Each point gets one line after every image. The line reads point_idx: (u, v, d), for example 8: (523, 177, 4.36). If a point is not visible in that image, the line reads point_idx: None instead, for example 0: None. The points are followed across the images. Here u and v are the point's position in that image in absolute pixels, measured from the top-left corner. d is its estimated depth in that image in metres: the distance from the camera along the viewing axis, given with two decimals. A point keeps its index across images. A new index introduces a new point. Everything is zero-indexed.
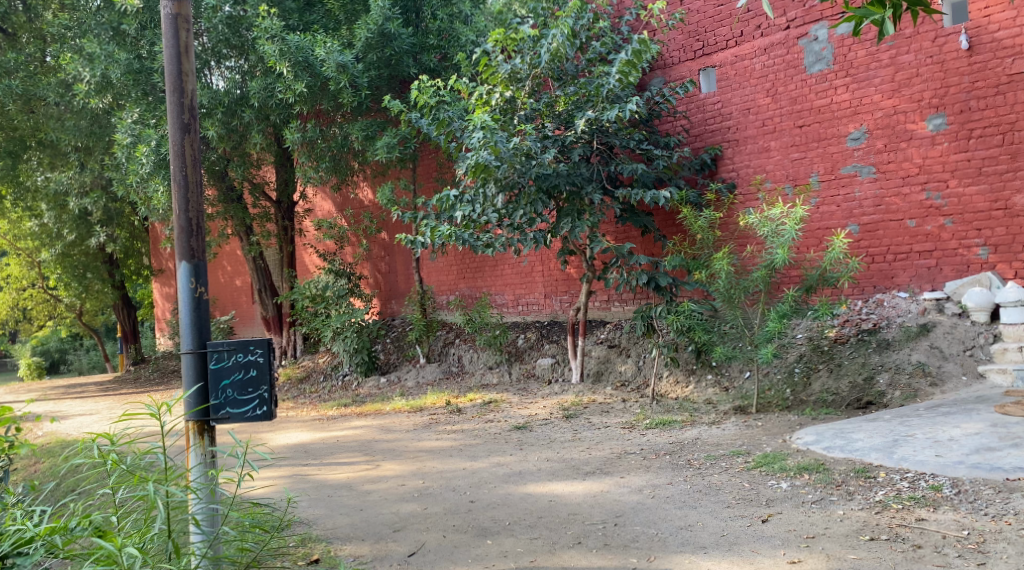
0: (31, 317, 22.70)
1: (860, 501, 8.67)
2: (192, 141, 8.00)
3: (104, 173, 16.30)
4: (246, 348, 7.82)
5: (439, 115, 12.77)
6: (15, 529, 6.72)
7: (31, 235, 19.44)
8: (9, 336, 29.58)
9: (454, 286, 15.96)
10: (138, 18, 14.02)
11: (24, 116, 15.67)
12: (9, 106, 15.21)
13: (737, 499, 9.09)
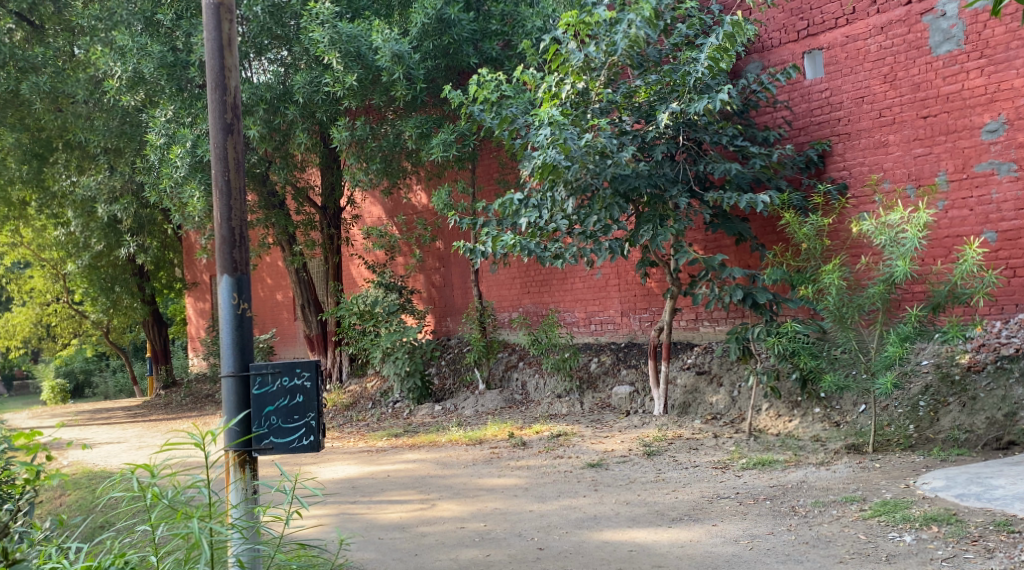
0: (55, 335, 21.80)
1: (1002, 560, 7.02)
2: (235, 143, 6.90)
3: (134, 174, 15.46)
4: (292, 371, 6.65)
5: (502, 111, 11.47)
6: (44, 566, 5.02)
7: (57, 245, 18.50)
8: (35, 356, 28.90)
9: (516, 303, 14.52)
10: (174, 7, 13.07)
11: (52, 116, 14.95)
12: (36, 104, 14.60)
13: (851, 554, 7.43)
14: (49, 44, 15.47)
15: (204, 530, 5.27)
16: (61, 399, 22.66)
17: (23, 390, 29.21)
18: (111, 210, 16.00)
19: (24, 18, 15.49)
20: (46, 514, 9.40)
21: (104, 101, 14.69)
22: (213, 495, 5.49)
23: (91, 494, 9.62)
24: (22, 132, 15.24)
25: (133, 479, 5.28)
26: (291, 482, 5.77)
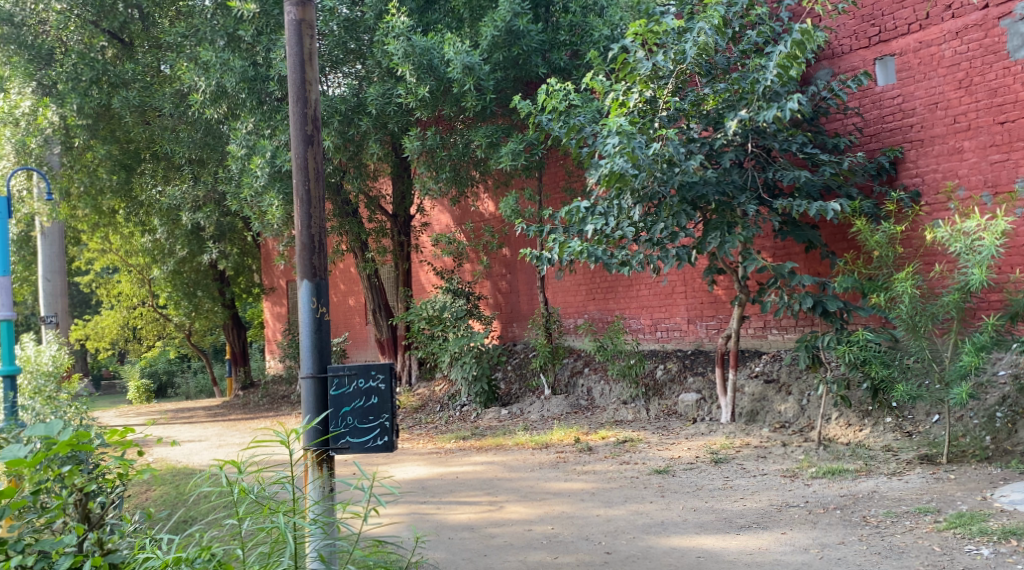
0: (142, 336, 22.26)
1: None
2: (315, 154, 7.19)
3: (217, 185, 16.04)
4: (368, 373, 6.98)
5: (570, 120, 11.59)
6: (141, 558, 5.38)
7: (144, 251, 18.96)
8: (120, 357, 29.83)
9: (582, 309, 14.61)
10: (255, 23, 13.26)
11: (141, 129, 15.90)
12: (127, 118, 15.43)
13: (925, 566, 7.36)
14: (138, 59, 16.12)
15: (288, 524, 5.56)
16: (145, 399, 23.31)
17: (110, 390, 30.04)
18: (195, 219, 16.34)
19: (115, 36, 16.26)
20: (134, 508, 9.74)
21: (187, 114, 15.39)
22: (296, 491, 5.78)
23: (176, 490, 9.95)
24: (111, 144, 16.04)
25: (222, 476, 5.58)
26: (369, 482, 6.01)
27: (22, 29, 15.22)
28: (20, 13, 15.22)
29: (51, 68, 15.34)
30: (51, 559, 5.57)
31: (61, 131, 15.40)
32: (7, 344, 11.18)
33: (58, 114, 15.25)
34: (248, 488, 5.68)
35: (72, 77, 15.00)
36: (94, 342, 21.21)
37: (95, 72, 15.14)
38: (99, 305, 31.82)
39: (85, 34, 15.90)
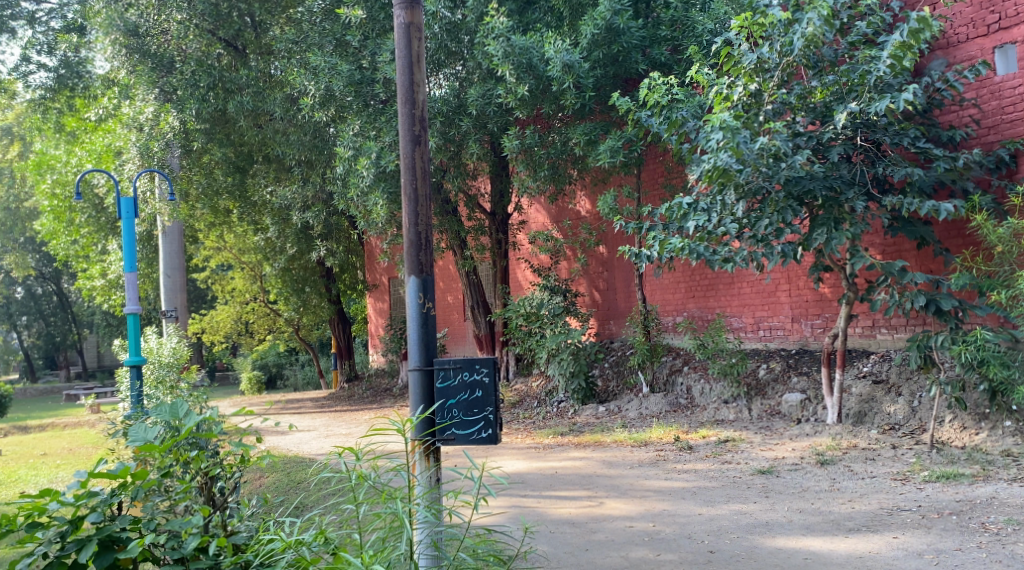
0: (253, 331, 22.32)
1: None
2: (422, 153, 7.43)
3: (326, 186, 16.45)
4: (472, 366, 7.15)
5: (672, 115, 11.44)
6: (267, 539, 5.71)
7: (257, 249, 19.78)
8: (231, 351, 30.78)
9: (681, 307, 14.43)
10: (361, 28, 14.03)
11: (253, 132, 16.37)
12: (240, 122, 16.01)
13: None
14: (252, 66, 16.37)
15: (404, 508, 5.84)
16: (256, 390, 24.11)
17: (224, 380, 31.04)
18: (304, 217, 17.23)
19: (231, 44, 16.48)
20: (249, 494, 10.10)
21: (297, 118, 15.81)
22: (411, 479, 6.06)
23: (289, 478, 10.32)
24: (227, 147, 16.67)
25: (341, 462, 5.91)
26: (479, 470, 6.21)
27: (145, 39, 15.74)
28: (144, 24, 15.74)
29: (172, 76, 15.81)
30: (180, 538, 5.76)
31: (180, 136, 15.79)
32: (135, 337, 11.61)
33: (178, 119, 15.71)
34: (365, 474, 5.93)
35: (190, 84, 15.61)
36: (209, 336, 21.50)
37: (212, 78, 15.67)
38: (214, 301, 32.88)
39: (203, 42, 16.12)
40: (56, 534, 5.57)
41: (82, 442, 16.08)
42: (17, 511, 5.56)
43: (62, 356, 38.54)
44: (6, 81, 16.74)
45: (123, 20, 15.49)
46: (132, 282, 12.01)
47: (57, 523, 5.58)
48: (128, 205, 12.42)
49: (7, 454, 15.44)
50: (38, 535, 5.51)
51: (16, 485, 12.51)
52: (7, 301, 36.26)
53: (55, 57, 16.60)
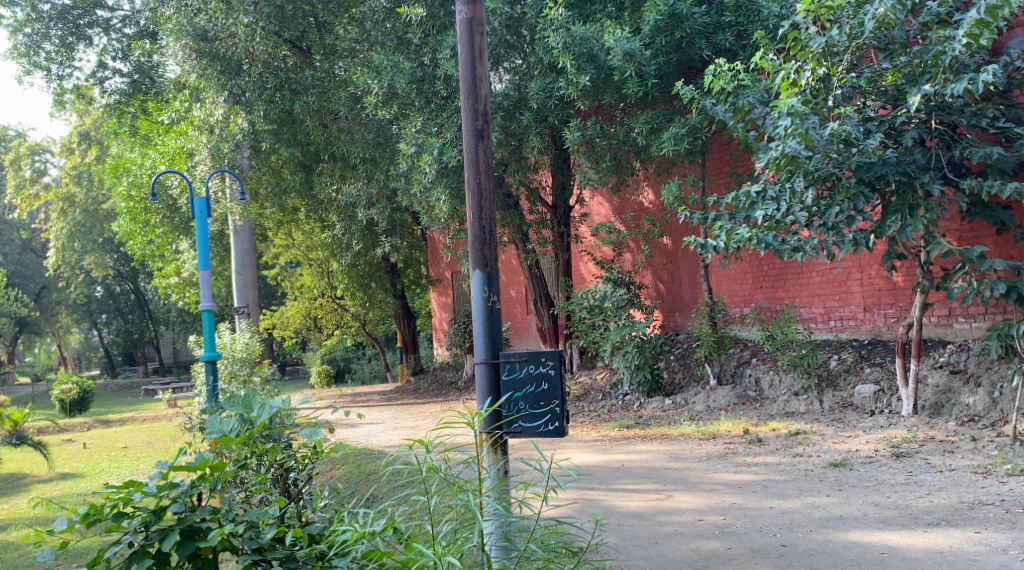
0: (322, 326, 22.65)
1: None
2: (485, 147, 7.64)
3: (390, 183, 16.49)
4: (538, 360, 7.23)
5: (738, 102, 11.22)
6: (342, 530, 5.74)
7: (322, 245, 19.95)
8: (301, 345, 31.26)
9: (748, 297, 14.19)
10: (422, 26, 14.01)
11: (319, 131, 16.53)
12: (307, 121, 16.22)
13: None
14: (317, 66, 16.51)
15: (475, 501, 5.83)
16: (325, 384, 24.60)
17: (294, 374, 31.47)
18: (369, 214, 17.33)
19: (296, 45, 16.48)
20: (321, 485, 10.27)
21: (362, 116, 15.96)
22: (480, 472, 6.04)
23: (359, 469, 10.49)
24: (294, 147, 16.83)
25: (412, 454, 5.90)
26: (549, 461, 6.09)
27: (214, 43, 15.83)
28: (212, 28, 15.78)
29: (241, 78, 15.95)
30: (257, 529, 5.81)
31: (249, 136, 16.21)
32: (209, 333, 11.81)
33: (247, 121, 16.09)
34: (437, 466, 5.95)
35: (258, 85, 15.84)
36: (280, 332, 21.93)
37: (279, 80, 15.84)
38: (284, 297, 33.37)
39: (269, 45, 15.89)
40: (140, 523, 5.65)
41: (161, 436, 16.43)
42: (103, 501, 5.66)
43: (140, 352, 39.41)
44: (83, 87, 17.21)
45: (193, 25, 15.72)
46: (206, 280, 12.18)
47: (141, 513, 5.67)
48: (202, 205, 12.64)
49: (91, 447, 15.86)
50: (122, 525, 5.59)
51: (99, 478, 12.84)
52: (88, 300, 37.25)
53: (130, 63, 17.95)
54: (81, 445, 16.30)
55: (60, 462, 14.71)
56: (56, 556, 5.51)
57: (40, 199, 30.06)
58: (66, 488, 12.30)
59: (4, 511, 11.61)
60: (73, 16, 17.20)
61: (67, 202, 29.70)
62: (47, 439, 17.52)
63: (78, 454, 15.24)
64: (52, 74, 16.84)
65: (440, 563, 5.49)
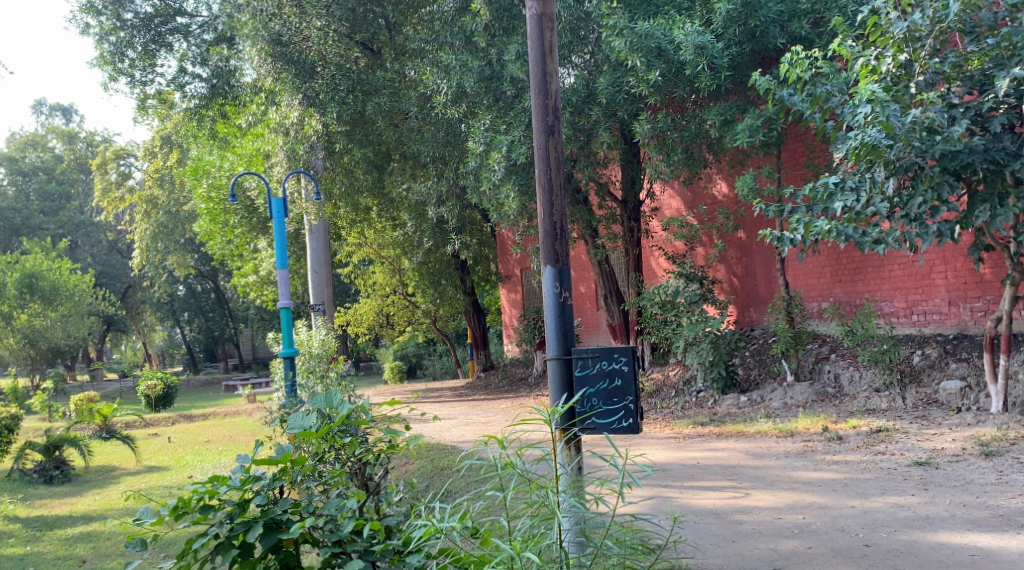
0: (394, 323, 22.79)
1: None
2: (556, 144, 7.58)
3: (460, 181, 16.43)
4: (611, 355, 7.20)
5: (815, 90, 10.92)
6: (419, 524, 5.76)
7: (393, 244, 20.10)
8: (375, 342, 31.55)
9: (826, 292, 13.80)
10: (488, 30, 14.08)
11: (390, 131, 16.58)
12: (378, 122, 16.29)
13: None
14: (388, 67, 16.70)
15: (553, 496, 5.80)
16: (398, 379, 24.81)
17: (369, 371, 31.73)
18: (439, 212, 17.36)
19: (367, 46, 16.81)
20: (396, 480, 10.36)
21: (432, 115, 15.99)
22: (557, 468, 5.97)
23: (434, 465, 10.53)
24: (367, 147, 16.75)
25: (488, 450, 5.90)
26: (625, 458, 5.98)
27: (288, 47, 15.86)
28: (287, 32, 15.85)
29: (315, 81, 15.93)
30: (337, 522, 5.81)
31: (323, 138, 16.18)
32: (287, 330, 11.93)
33: (321, 122, 16.00)
34: (514, 462, 5.91)
35: (331, 87, 15.93)
36: (353, 329, 22.14)
37: (351, 81, 16.02)
38: (359, 294, 33.67)
39: (341, 47, 16.28)
40: (224, 516, 5.69)
41: (242, 430, 16.67)
42: (189, 494, 5.69)
43: (221, 349, 40.21)
44: (164, 92, 17.48)
45: (268, 30, 15.74)
46: (284, 278, 12.26)
47: (226, 506, 5.70)
48: (280, 205, 12.75)
49: (175, 440, 16.18)
50: (208, 517, 5.63)
51: (184, 470, 13.08)
52: (171, 298, 38.03)
53: (209, 67, 17.42)
54: (167, 438, 16.65)
55: (147, 454, 15.04)
56: (145, 547, 5.56)
57: (125, 202, 30.78)
58: (154, 480, 12.58)
59: (95, 502, 11.90)
60: (155, 23, 16.87)
61: (150, 204, 30.35)
62: (134, 432, 17.96)
63: (164, 447, 15.58)
64: (135, 80, 17.03)
65: (518, 558, 5.48)
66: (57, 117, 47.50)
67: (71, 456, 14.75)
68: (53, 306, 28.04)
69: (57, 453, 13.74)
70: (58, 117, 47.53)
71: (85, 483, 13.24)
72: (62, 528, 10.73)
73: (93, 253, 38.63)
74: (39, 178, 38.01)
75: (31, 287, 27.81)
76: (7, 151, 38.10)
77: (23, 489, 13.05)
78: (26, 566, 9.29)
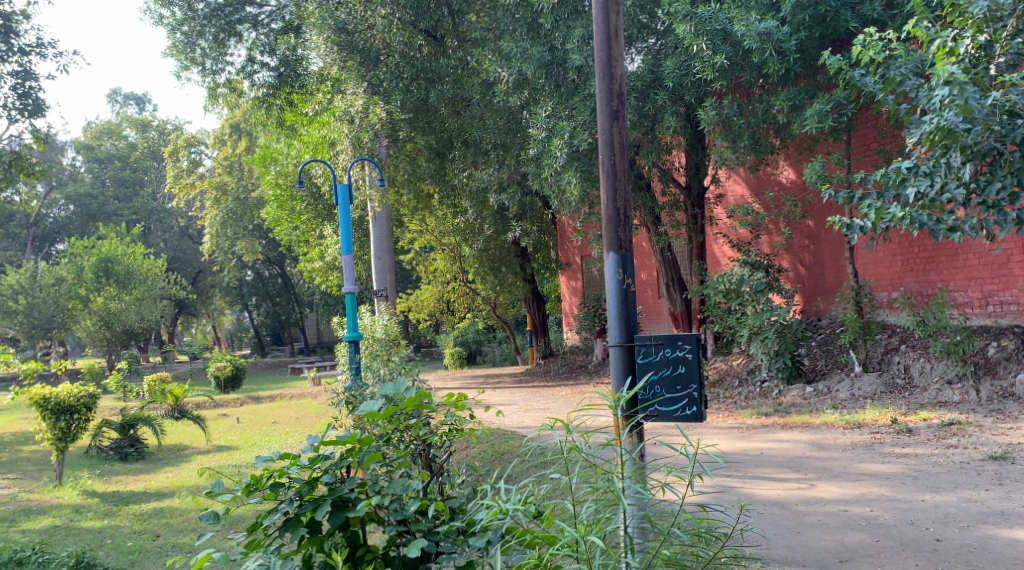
0: (454, 309, 22.91)
1: None
2: (620, 128, 7.50)
3: (522, 168, 16.40)
4: (675, 343, 7.12)
5: (888, 73, 10.61)
6: (481, 506, 5.80)
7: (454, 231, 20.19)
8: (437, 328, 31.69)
9: (896, 281, 13.53)
10: (553, 12, 13.74)
11: (453, 119, 16.60)
12: (441, 109, 16.35)
13: None
14: (451, 55, 16.88)
15: (616, 482, 5.73)
16: (458, 365, 24.93)
17: (430, 357, 31.92)
18: (501, 198, 17.37)
19: (431, 34, 16.79)
20: (458, 464, 10.43)
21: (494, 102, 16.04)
22: (624, 453, 5.89)
23: (495, 450, 10.55)
24: (430, 135, 16.52)
25: (553, 434, 5.86)
26: (695, 445, 5.83)
27: (353, 36, 16.05)
28: (352, 20, 16.03)
29: (379, 69, 16.06)
30: (402, 501, 5.87)
31: (387, 125, 16.02)
32: (352, 314, 12.04)
33: (385, 110, 16.02)
34: (579, 446, 5.86)
35: (395, 76, 16.02)
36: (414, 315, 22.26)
37: (414, 69, 16.09)
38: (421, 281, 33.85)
39: (406, 35, 16.36)
40: (294, 493, 5.75)
41: (307, 412, 16.87)
42: (260, 472, 5.76)
43: (287, 333, 40.80)
44: (234, 81, 17.70)
45: (334, 18, 15.93)
46: (349, 263, 12.34)
47: (296, 484, 5.76)
48: (345, 192, 12.86)
49: (243, 421, 16.46)
50: (278, 494, 5.70)
51: (252, 450, 13.29)
52: (239, 283, 38.65)
53: (277, 56, 17.62)
54: (236, 419, 16.95)
55: (217, 434, 15.32)
56: (218, 522, 5.60)
57: (196, 188, 31.33)
58: (223, 459, 12.81)
59: (167, 479, 12.16)
60: (225, 13, 17.05)
61: (219, 191, 30.91)
62: (204, 413, 18.33)
63: (233, 427, 15.84)
64: (205, 69, 17.28)
65: (582, 542, 5.46)
66: (130, 106, 48.55)
67: (145, 434, 15.08)
68: (128, 289, 28.70)
69: (132, 432, 14.05)
70: (131, 107, 48.54)
71: (158, 460, 13.53)
72: (137, 503, 10.97)
73: (165, 239, 39.43)
74: (114, 165, 38.88)
75: (107, 271, 28.52)
76: (84, 139, 39.09)
77: (100, 466, 13.38)
78: (103, 539, 9.52)
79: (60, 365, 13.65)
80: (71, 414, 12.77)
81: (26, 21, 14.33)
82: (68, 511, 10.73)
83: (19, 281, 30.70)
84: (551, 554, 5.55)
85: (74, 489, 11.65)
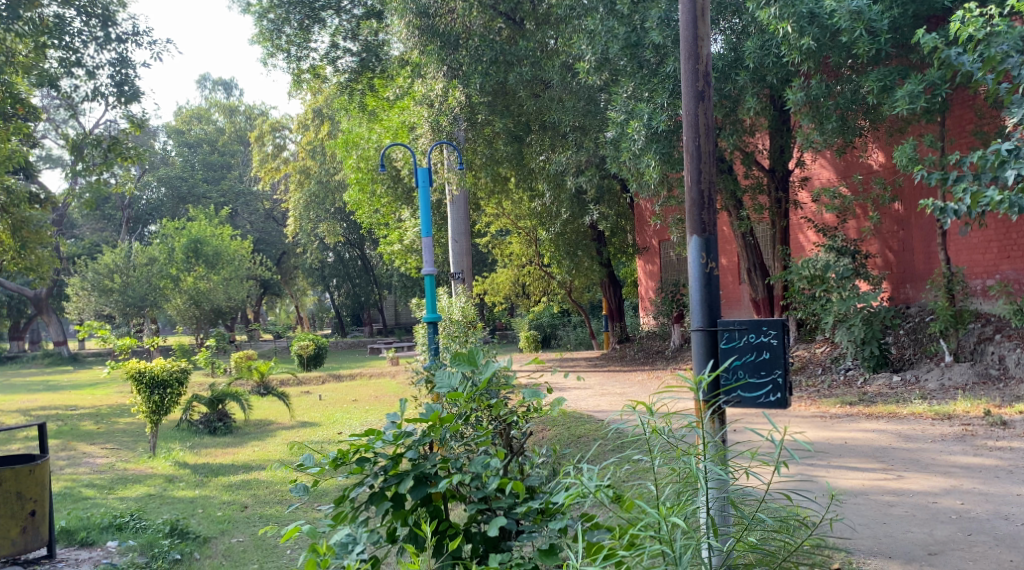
0: (530, 293, 22.91)
1: None
2: (705, 109, 7.36)
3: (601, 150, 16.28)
4: (759, 328, 6.90)
5: (988, 51, 10.23)
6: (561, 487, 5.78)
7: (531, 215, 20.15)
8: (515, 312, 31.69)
9: (992, 268, 12.99)
10: None
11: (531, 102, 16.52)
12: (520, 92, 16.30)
13: None
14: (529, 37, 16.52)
15: (696, 465, 5.65)
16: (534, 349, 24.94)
17: (507, 340, 31.95)
18: (579, 182, 17.26)
19: (510, 17, 16.62)
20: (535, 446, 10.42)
21: (574, 84, 15.92)
22: (707, 435, 5.79)
23: (573, 433, 10.50)
24: (508, 118, 16.65)
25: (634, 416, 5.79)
26: (781, 432, 5.65)
27: (435, 19, 15.90)
28: (433, 4, 15.82)
29: (459, 53, 15.98)
30: (482, 479, 5.87)
31: (466, 109, 16.04)
32: (431, 296, 12.03)
33: (464, 94, 16.02)
34: (659, 429, 5.79)
35: (475, 58, 16.00)
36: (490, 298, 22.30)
37: (494, 52, 16.00)
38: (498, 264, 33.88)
39: (486, 18, 16.20)
40: (379, 468, 5.79)
41: (386, 391, 17.02)
42: (347, 447, 5.81)
43: (366, 314, 41.23)
44: (318, 67, 17.86)
45: (415, 2, 15.75)
46: (428, 245, 12.33)
47: (380, 459, 5.81)
48: (425, 174, 12.89)
49: (325, 399, 16.72)
50: (365, 468, 5.74)
51: (333, 427, 13.49)
52: (321, 265, 39.07)
53: (359, 42, 17.73)
54: (319, 396, 17.21)
55: (300, 411, 15.58)
56: (306, 495, 5.68)
57: (280, 172, 31.90)
58: (306, 435, 13.03)
59: (253, 453, 12.43)
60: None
61: (303, 174, 31.39)
62: (288, 391, 18.66)
63: (315, 405, 16.10)
64: (291, 55, 17.46)
65: (663, 523, 5.40)
66: (219, 92, 49.64)
67: (232, 410, 15.44)
68: (216, 270, 29.41)
69: (220, 406, 14.36)
70: (220, 93, 49.63)
71: (245, 435, 13.83)
72: (226, 475, 11.23)
73: (251, 222, 40.27)
74: (203, 149, 39.79)
75: (196, 252, 29.27)
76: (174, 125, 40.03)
77: (190, 438, 13.74)
78: (195, 508, 9.77)
79: (153, 341, 14.02)
80: (164, 388, 13.13)
81: (123, 10, 14.62)
82: (161, 480, 11.06)
83: (114, 261, 31.70)
84: (633, 536, 5.50)
85: (166, 461, 12.00)
